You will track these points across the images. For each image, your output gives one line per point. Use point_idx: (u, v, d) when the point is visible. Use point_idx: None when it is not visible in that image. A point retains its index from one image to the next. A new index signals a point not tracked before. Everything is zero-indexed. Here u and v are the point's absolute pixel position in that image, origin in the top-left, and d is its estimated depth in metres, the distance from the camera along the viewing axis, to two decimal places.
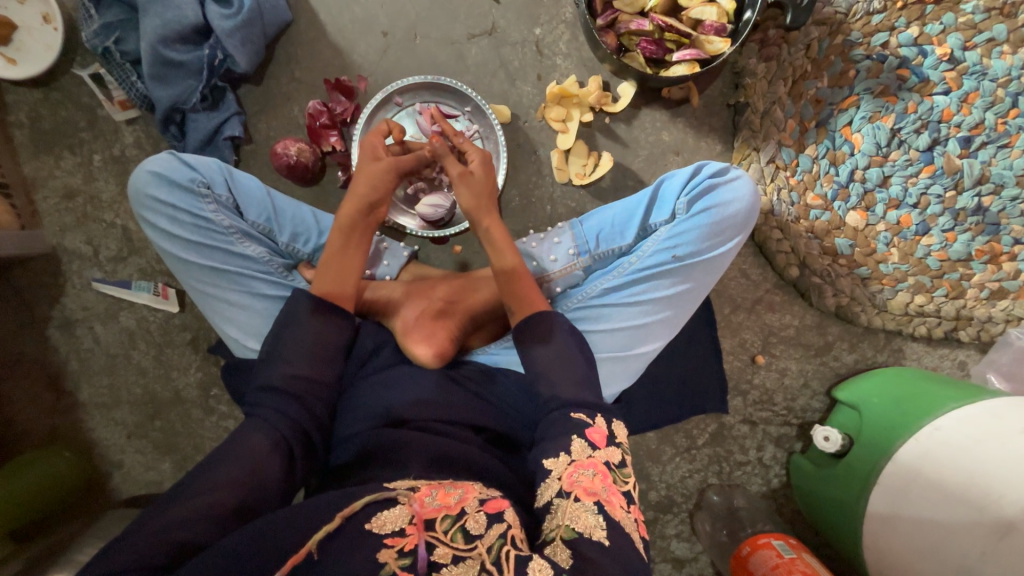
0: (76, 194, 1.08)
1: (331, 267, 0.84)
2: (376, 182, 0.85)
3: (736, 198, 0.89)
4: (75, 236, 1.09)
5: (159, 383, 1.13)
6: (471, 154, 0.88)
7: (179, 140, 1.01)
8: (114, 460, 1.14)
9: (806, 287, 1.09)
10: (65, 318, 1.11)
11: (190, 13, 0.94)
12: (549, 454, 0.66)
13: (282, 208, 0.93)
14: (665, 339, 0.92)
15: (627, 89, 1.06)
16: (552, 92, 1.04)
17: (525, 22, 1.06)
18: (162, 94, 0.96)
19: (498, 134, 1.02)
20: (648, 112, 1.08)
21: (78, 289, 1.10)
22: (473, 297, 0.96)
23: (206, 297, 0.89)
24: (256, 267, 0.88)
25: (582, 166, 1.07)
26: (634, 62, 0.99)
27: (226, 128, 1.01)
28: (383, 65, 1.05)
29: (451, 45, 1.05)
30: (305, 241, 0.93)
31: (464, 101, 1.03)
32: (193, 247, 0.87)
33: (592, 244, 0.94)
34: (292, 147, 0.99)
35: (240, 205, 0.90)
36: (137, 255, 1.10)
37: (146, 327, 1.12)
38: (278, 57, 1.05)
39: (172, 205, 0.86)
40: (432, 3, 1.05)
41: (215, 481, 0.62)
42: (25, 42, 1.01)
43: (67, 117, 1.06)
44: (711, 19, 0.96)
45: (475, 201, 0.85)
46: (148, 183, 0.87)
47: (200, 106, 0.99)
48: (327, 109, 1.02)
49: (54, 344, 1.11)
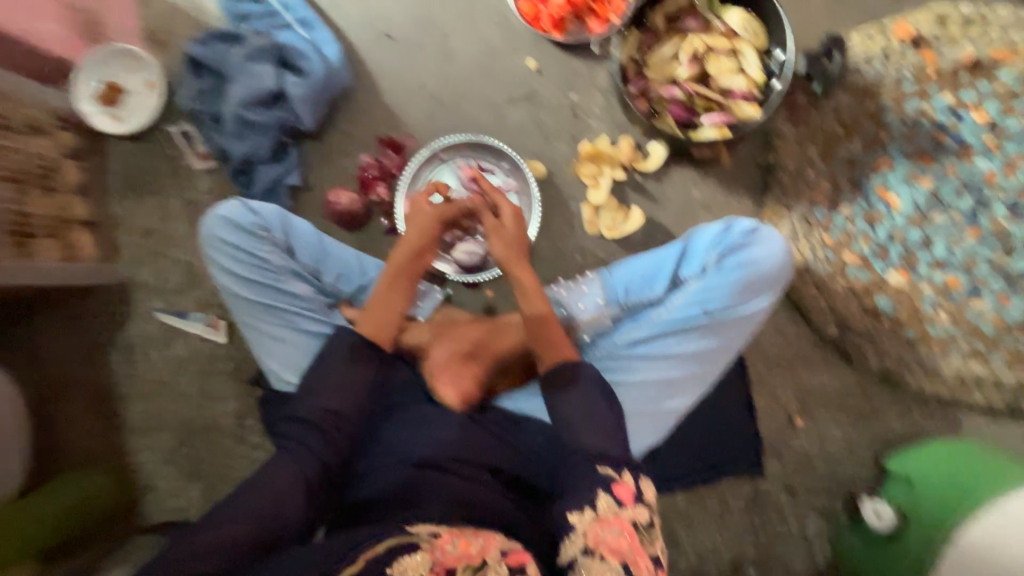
0: (153, 232, 1.20)
1: (379, 307, 0.87)
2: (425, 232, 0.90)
3: (765, 256, 0.89)
4: (146, 270, 1.20)
5: (198, 410, 1.19)
6: (503, 207, 0.93)
7: (246, 187, 1.12)
8: (149, 483, 1.19)
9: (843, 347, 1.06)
10: (125, 344, 1.20)
11: (267, 80, 1.07)
12: (572, 508, 0.65)
13: (329, 251, 1.01)
14: (695, 394, 0.91)
15: (656, 149, 1.09)
16: (584, 150, 1.11)
17: (560, 88, 1.14)
18: (238, 148, 1.09)
19: (532, 187, 1.08)
20: (677, 170, 1.12)
21: (139, 317, 1.20)
22: (501, 341, 0.98)
23: (252, 330, 0.95)
24: (302, 304, 0.95)
25: (611, 220, 1.11)
26: (664, 125, 1.04)
27: (288, 178, 1.12)
28: (429, 124, 1.15)
29: (491, 108, 1.14)
30: (347, 282, 1.00)
31: (502, 157, 1.10)
32: (248, 284, 0.94)
33: (623, 297, 0.95)
34: (342, 197, 1.09)
35: (293, 247, 0.98)
36: (196, 288, 1.20)
37: (195, 356, 1.19)
38: (336, 116, 1.15)
39: (234, 245, 0.94)
40: (476, 70, 1.14)
41: (240, 514, 0.65)
42: (130, 103, 1.16)
43: (153, 166, 1.19)
44: (740, 87, 1.01)
45: (507, 251, 0.89)
46: (215, 225, 0.95)
47: (267, 159, 1.10)
48: (377, 163, 1.12)
49: (111, 367, 1.20)
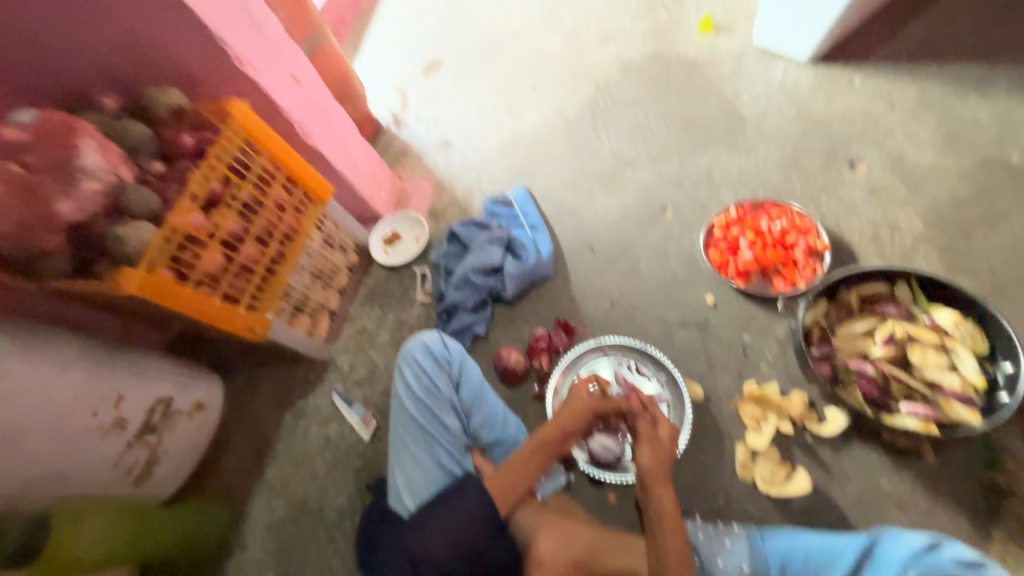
0: (365, 332, 1.50)
1: (511, 468, 0.94)
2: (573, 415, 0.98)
3: None
4: (344, 357, 1.48)
5: (317, 493, 1.32)
6: (663, 424, 0.94)
7: (443, 324, 1.40)
8: (244, 542, 1.31)
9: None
10: (299, 409, 1.44)
11: (493, 255, 1.38)
12: None
13: (487, 398, 1.13)
14: None
15: (836, 415, 1.03)
16: (748, 390, 1.10)
17: (734, 327, 1.21)
18: (452, 297, 1.38)
19: (686, 408, 1.10)
20: (862, 447, 1.02)
21: (320, 392, 1.45)
22: (614, 558, 0.92)
23: (399, 442, 1.08)
24: (447, 437, 1.06)
25: (770, 472, 1.02)
26: (850, 397, 0.99)
27: (476, 327, 1.36)
28: (603, 321, 1.31)
29: (663, 325, 1.26)
30: (488, 431, 1.10)
31: (661, 368, 1.17)
32: (416, 402, 1.09)
33: (774, 574, 0.84)
34: (512, 356, 1.27)
35: (461, 383, 1.13)
36: (369, 385, 1.43)
37: (340, 441, 1.37)
38: (535, 293, 1.39)
39: (420, 367, 1.13)
40: (657, 291, 1.31)
41: None
42: (400, 245, 1.56)
43: (389, 287, 1.54)
44: (952, 386, 0.95)
45: (654, 467, 0.88)
46: (414, 345, 1.15)
47: (469, 308, 1.37)
48: (549, 337, 1.29)
49: (281, 423, 1.43)
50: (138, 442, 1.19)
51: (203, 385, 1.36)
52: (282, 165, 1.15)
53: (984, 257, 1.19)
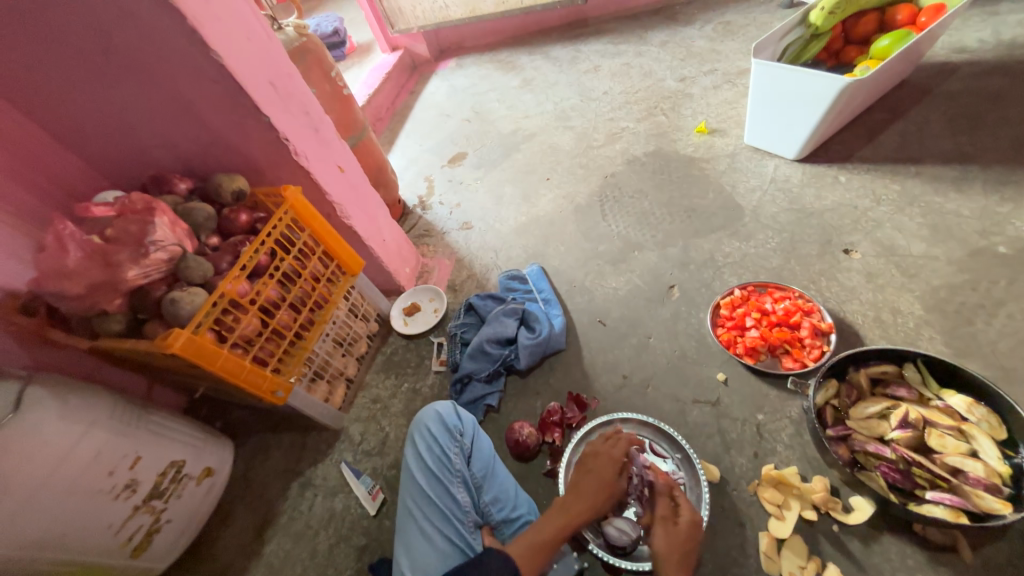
0: (377, 400, 1.52)
1: (538, 548, 0.91)
2: (601, 495, 0.98)
3: None
4: (355, 426, 1.48)
5: (318, 573, 1.26)
6: (684, 509, 0.96)
7: (456, 394, 1.41)
8: None
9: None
10: (306, 480, 1.41)
11: (509, 328, 1.44)
12: None
13: (497, 473, 1.13)
14: None
15: (862, 504, 1.01)
16: (767, 473, 1.08)
17: (747, 406, 1.21)
18: (467, 366, 1.41)
19: (703, 488, 1.07)
20: (893, 540, 0.98)
21: (328, 462, 1.43)
22: None
23: (407, 516, 1.06)
24: (458, 513, 1.03)
25: (798, 566, 0.97)
26: (874, 482, 0.97)
27: (489, 397, 1.37)
28: (616, 396, 1.33)
29: (675, 401, 1.27)
30: (500, 507, 1.08)
31: (676, 447, 1.15)
32: (426, 474, 1.08)
33: None
34: (524, 428, 1.26)
35: (472, 456, 1.12)
36: (379, 456, 1.41)
37: (345, 516, 1.33)
38: (545, 366, 1.43)
39: (433, 437, 1.12)
40: (668, 367, 1.33)
41: None
42: (418, 316, 1.63)
43: (404, 354, 1.59)
44: (977, 473, 0.93)
45: (668, 549, 0.90)
46: (428, 414, 1.17)
47: (482, 379, 1.39)
48: (561, 411, 1.30)
49: (287, 495, 1.40)
50: (144, 507, 1.17)
51: (215, 451, 1.39)
52: (321, 243, 1.28)
53: (994, 341, 1.21)
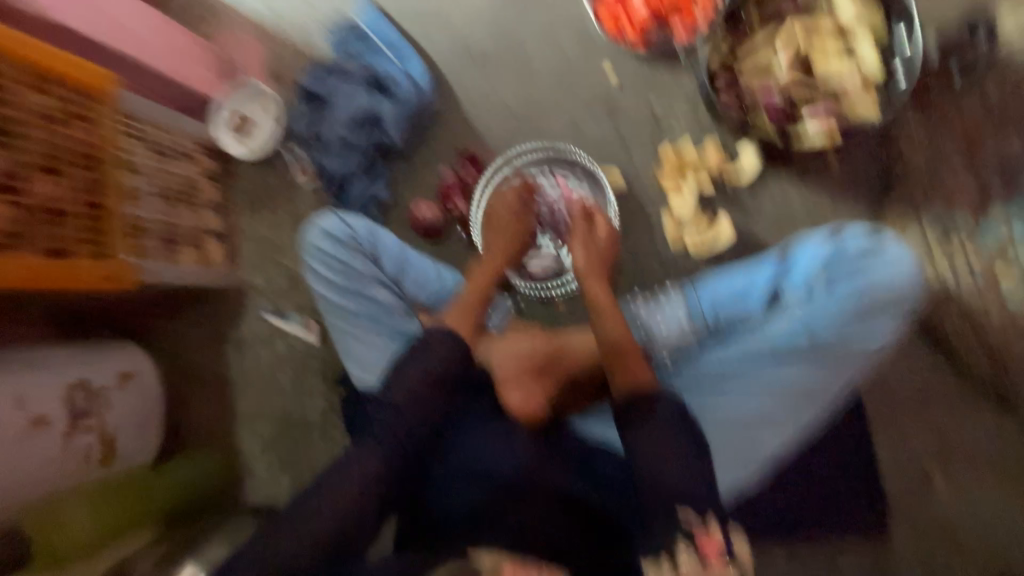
0: (260, 240, 1.32)
1: (471, 305, 0.94)
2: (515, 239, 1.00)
3: (885, 279, 0.78)
4: (253, 274, 1.33)
5: (296, 403, 1.32)
6: (601, 223, 0.96)
7: (340, 201, 1.23)
8: (252, 465, 1.33)
9: (962, 361, 0.99)
10: (236, 340, 1.35)
11: (361, 100, 1.15)
12: (646, 559, 0.64)
13: (411, 262, 1.06)
14: (798, 435, 0.79)
15: (748, 152, 1.05)
16: (664, 157, 1.08)
17: (643, 96, 1.11)
18: (335, 165, 1.19)
19: (608, 195, 1.07)
20: (775, 179, 1.06)
21: (249, 317, 1.35)
22: (570, 356, 0.96)
23: (339, 332, 1.03)
24: (385, 310, 1.01)
25: (697, 233, 1.07)
26: (760, 130, 0.98)
27: (377, 190, 1.21)
28: (509, 138, 1.18)
29: (571, 119, 1.14)
30: (425, 290, 1.05)
31: (577, 165, 1.09)
32: (339, 290, 1.03)
33: (711, 318, 0.87)
34: (426, 209, 1.17)
35: (379, 257, 1.05)
36: (295, 292, 1.32)
37: (293, 353, 1.32)
38: (423, 132, 1.22)
39: (329, 254, 1.03)
40: (556, 82, 1.15)
41: (325, 509, 0.71)
42: (253, 130, 1.26)
43: (259, 179, 1.30)
44: (854, 85, 0.93)
45: (587, 262, 0.92)
46: (313, 235, 1.05)
47: (360, 173, 1.19)
48: (458, 177, 1.17)
49: (227, 359, 1.36)
50: (77, 428, 1.07)
51: (121, 355, 1.23)
52: (17, 61, 0.83)
53: None
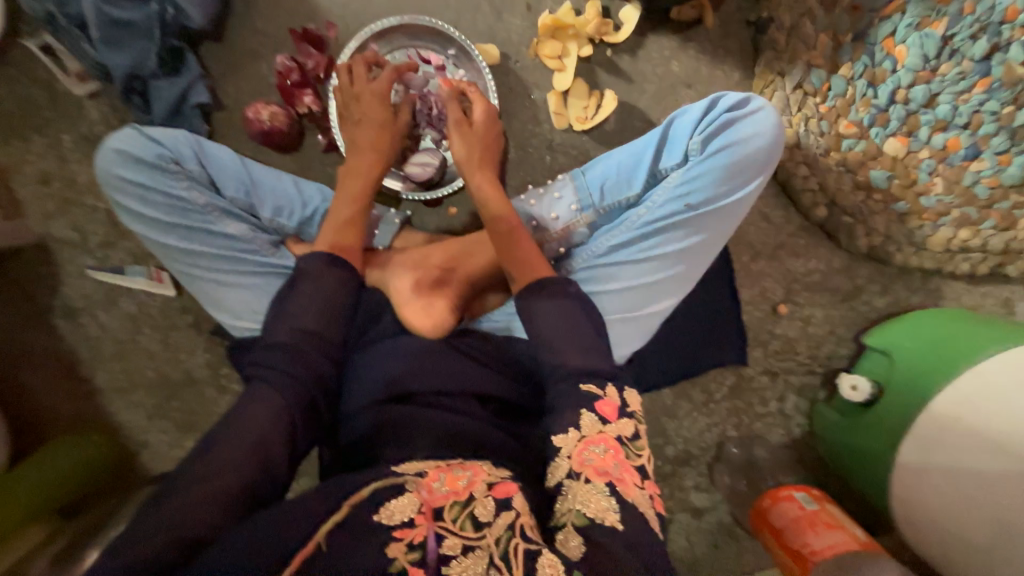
0: (51, 178, 1.03)
1: (350, 222, 0.85)
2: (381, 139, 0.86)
3: (758, 132, 0.78)
4: (60, 223, 1.06)
5: (171, 365, 1.13)
6: (476, 104, 0.84)
7: (143, 112, 0.93)
8: (140, 440, 1.15)
9: (803, 206, 1.04)
10: (68, 307, 1.10)
11: None
12: (558, 430, 0.63)
13: (260, 180, 0.87)
14: (680, 295, 0.86)
15: (630, 14, 0.94)
16: (543, 24, 0.93)
17: None
18: (117, 61, 0.87)
19: (487, 78, 0.93)
20: (655, 39, 0.97)
21: (73, 278, 1.09)
22: (470, 264, 0.90)
23: (191, 280, 0.86)
24: (241, 245, 0.84)
25: (582, 108, 0.97)
26: None
27: (193, 94, 0.93)
28: (354, 8, 0.96)
29: None
30: (289, 215, 0.88)
31: (448, 43, 0.94)
32: (171, 229, 0.83)
33: (596, 198, 0.85)
34: (264, 112, 0.92)
35: (214, 179, 0.85)
36: (127, 239, 1.08)
37: (148, 312, 1.11)
38: (238, 9, 0.96)
39: (142, 185, 0.81)
40: None
41: (220, 462, 0.61)
42: None
43: (26, 95, 0.99)
44: None
45: (468, 153, 0.82)
46: (113, 162, 0.81)
47: (160, 72, 0.90)
48: (297, 65, 0.93)
49: (62, 333, 1.11)
50: None
51: None
52: None
53: None
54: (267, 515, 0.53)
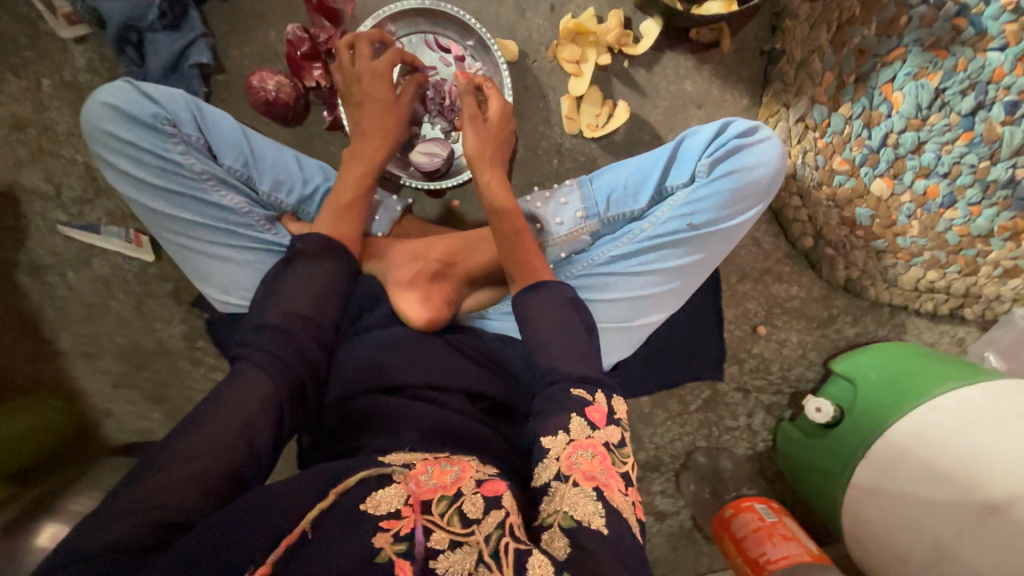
0: (27, 124, 0.98)
1: (350, 208, 0.83)
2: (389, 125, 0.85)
3: (762, 161, 0.81)
4: (33, 173, 1.00)
5: (143, 333, 1.08)
6: (494, 101, 0.84)
7: (137, 65, 0.90)
8: (103, 408, 1.10)
9: (792, 236, 1.06)
10: (34, 263, 1.04)
11: None
12: (547, 432, 0.64)
13: (261, 152, 0.84)
14: (671, 310, 0.89)
15: (650, 28, 0.95)
16: (565, 27, 0.93)
17: None
18: (113, 8, 0.84)
19: (503, 74, 0.92)
20: (671, 57, 0.98)
21: (43, 232, 1.03)
22: (471, 260, 0.90)
23: (179, 249, 0.83)
24: (235, 218, 0.81)
25: (594, 116, 0.98)
26: None
27: (192, 54, 0.90)
28: None
29: None
30: (288, 191, 0.85)
31: (467, 34, 0.93)
32: (161, 194, 0.79)
33: (602, 207, 0.86)
34: (270, 80, 0.89)
35: (212, 146, 0.81)
36: (104, 197, 1.02)
37: (122, 276, 1.05)
38: None
39: (133, 145, 0.77)
40: None
41: (202, 445, 0.59)
42: None
43: (6, 32, 0.94)
44: None
45: (479, 147, 0.80)
46: (103, 117, 0.77)
47: (159, 25, 0.87)
48: (309, 36, 0.90)
49: (24, 289, 1.05)
50: None
51: None
52: None
53: None
54: (250, 497, 0.53)
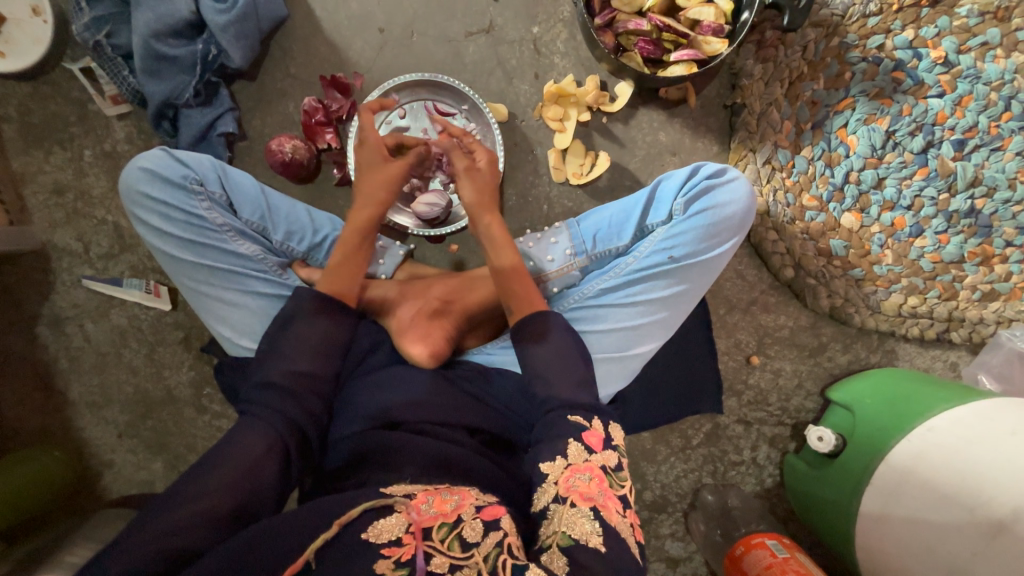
0: (66, 189, 1.08)
1: (346, 269, 0.84)
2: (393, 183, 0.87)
3: (733, 199, 0.89)
4: (65, 233, 1.09)
5: (152, 382, 1.11)
6: (479, 151, 0.88)
7: (170, 136, 1.03)
8: (106, 459, 1.11)
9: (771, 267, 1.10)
10: (55, 316, 1.10)
11: (184, 7, 0.96)
12: (546, 457, 0.66)
13: (276, 207, 0.92)
14: (662, 340, 0.92)
15: (624, 89, 1.07)
16: (549, 91, 1.06)
17: (522, 21, 1.08)
18: (155, 89, 0.99)
19: (495, 133, 1.03)
20: (645, 112, 1.09)
21: (68, 287, 1.10)
22: (469, 297, 0.96)
23: (199, 296, 0.89)
24: (250, 265, 0.88)
25: (579, 165, 1.08)
26: (631, 61, 1.01)
27: (220, 125, 1.03)
28: (380, 61, 1.08)
29: (448, 43, 1.08)
30: (299, 239, 0.92)
31: (462, 99, 1.04)
32: (186, 246, 0.87)
33: (589, 244, 0.93)
34: (287, 144, 1.00)
35: (234, 202, 0.90)
36: (128, 252, 1.10)
37: (137, 325, 1.11)
38: (272, 53, 1.07)
39: (164, 203, 0.86)
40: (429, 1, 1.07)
41: (211, 484, 0.61)
42: (12, 34, 1.02)
43: (58, 112, 1.07)
44: (709, 19, 0.98)
45: (477, 198, 0.86)
46: (139, 180, 0.86)
47: (193, 102, 1.01)
48: (322, 106, 1.04)
49: (43, 341, 1.10)
50: None
51: None
52: None
53: None
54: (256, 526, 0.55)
